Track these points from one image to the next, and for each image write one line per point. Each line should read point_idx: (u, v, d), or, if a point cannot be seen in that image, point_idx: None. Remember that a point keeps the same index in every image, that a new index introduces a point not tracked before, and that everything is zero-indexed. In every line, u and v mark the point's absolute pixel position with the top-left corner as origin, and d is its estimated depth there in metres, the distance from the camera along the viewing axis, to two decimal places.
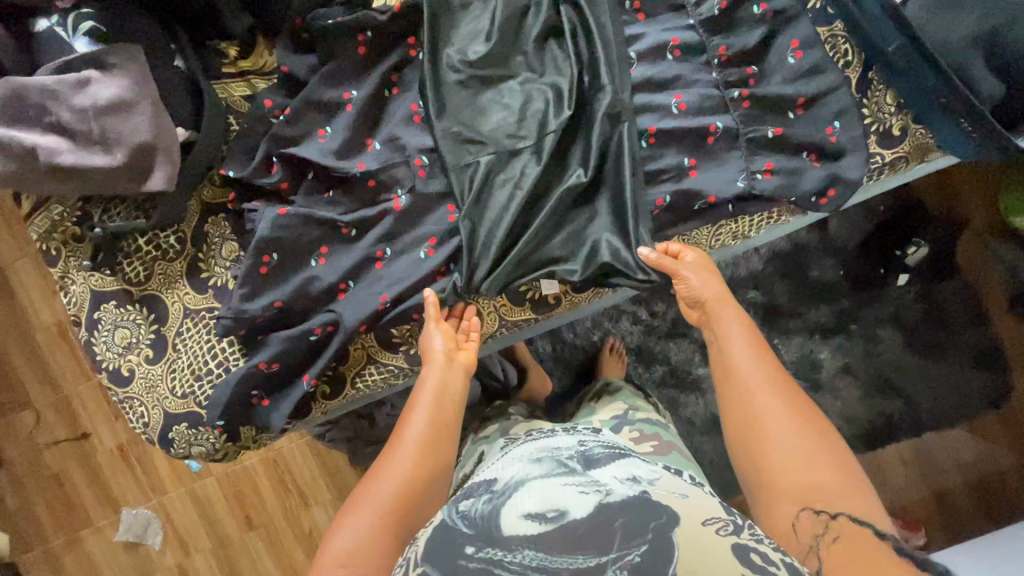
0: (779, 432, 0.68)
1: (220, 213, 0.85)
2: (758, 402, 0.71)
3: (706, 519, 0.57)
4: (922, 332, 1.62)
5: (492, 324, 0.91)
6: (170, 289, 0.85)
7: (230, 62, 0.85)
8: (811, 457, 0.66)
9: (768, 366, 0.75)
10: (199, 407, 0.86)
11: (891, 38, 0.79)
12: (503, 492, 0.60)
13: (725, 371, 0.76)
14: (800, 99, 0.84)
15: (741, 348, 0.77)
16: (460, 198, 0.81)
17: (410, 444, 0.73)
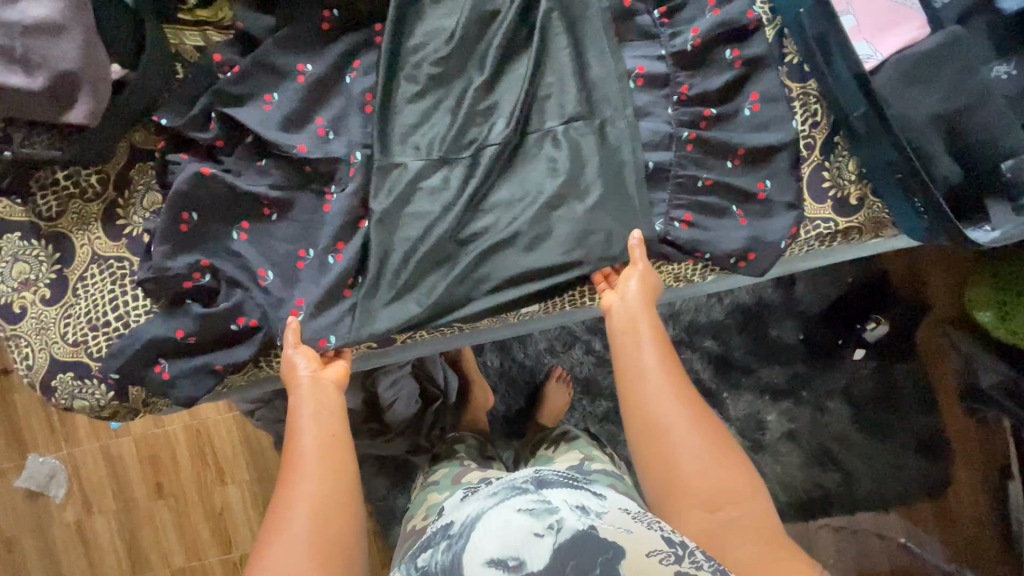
0: (683, 438, 0.69)
1: (149, 160, 0.81)
2: (660, 411, 0.71)
3: (650, 550, 0.62)
4: (869, 411, 1.61)
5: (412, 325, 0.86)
6: (80, 230, 0.81)
7: (186, 9, 0.80)
8: (710, 461, 0.68)
9: (671, 367, 0.74)
10: (89, 358, 0.81)
11: (858, 104, 0.77)
12: (461, 535, 0.64)
13: (636, 373, 0.73)
14: (740, 151, 0.82)
15: (649, 350, 0.74)
16: (400, 190, 0.78)
17: (309, 470, 0.69)
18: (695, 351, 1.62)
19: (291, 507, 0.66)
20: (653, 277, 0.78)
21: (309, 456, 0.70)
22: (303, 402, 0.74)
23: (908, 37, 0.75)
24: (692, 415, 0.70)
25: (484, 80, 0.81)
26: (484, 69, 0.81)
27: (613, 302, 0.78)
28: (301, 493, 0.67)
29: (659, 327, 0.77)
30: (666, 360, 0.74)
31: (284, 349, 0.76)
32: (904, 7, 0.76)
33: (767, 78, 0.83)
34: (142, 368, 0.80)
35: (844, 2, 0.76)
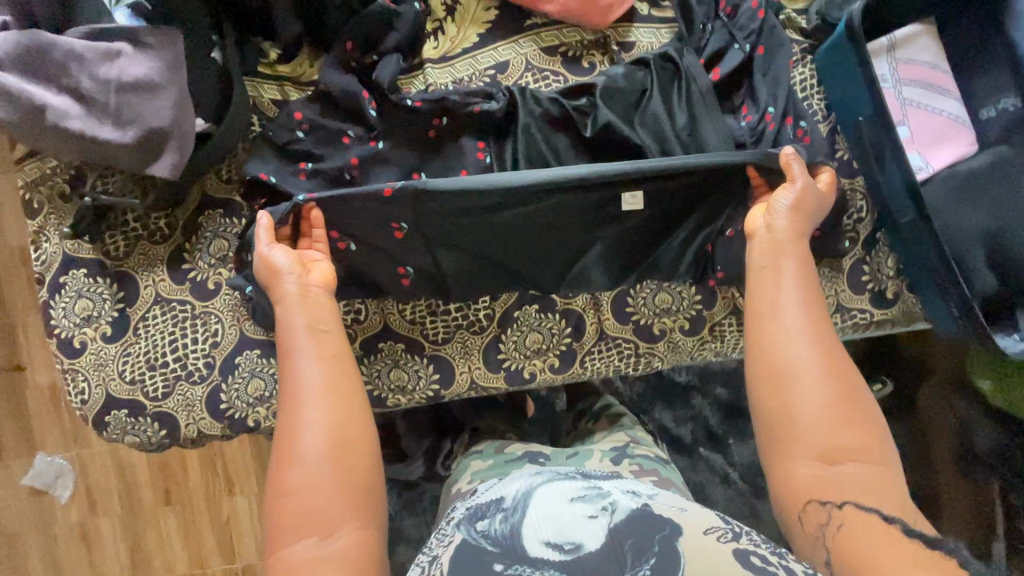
0: (816, 387, 0.65)
1: (219, 208, 0.83)
2: (791, 353, 0.67)
3: (707, 528, 0.58)
4: (940, 500, 1.34)
5: (462, 385, 0.87)
6: (146, 271, 0.82)
7: (268, 63, 0.82)
8: (830, 407, 0.64)
9: (810, 315, 0.70)
10: (145, 397, 0.83)
11: (906, 212, 0.81)
12: (516, 507, 0.59)
13: (769, 310, 0.71)
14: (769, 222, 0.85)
15: (782, 289, 0.72)
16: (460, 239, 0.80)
17: (318, 388, 0.67)
18: (705, 396, 1.66)
19: (300, 436, 0.64)
20: (782, 198, 0.76)
21: (313, 383, 0.68)
22: (314, 308, 0.73)
23: (958, 153, 0.80)
24: (818, 350, 0.67)
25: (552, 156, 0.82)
26: (552, 143, 0.82)
27: (760, 232, 0.76)
28: (309, 419, 0.65)
29: (804, 266, 0.74)
30: (807, 296, 0.71)
31: (258, 249, 0.75)
32: (957, 123, 0.81)
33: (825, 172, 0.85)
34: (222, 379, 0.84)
35: (901, 114, 0.80)
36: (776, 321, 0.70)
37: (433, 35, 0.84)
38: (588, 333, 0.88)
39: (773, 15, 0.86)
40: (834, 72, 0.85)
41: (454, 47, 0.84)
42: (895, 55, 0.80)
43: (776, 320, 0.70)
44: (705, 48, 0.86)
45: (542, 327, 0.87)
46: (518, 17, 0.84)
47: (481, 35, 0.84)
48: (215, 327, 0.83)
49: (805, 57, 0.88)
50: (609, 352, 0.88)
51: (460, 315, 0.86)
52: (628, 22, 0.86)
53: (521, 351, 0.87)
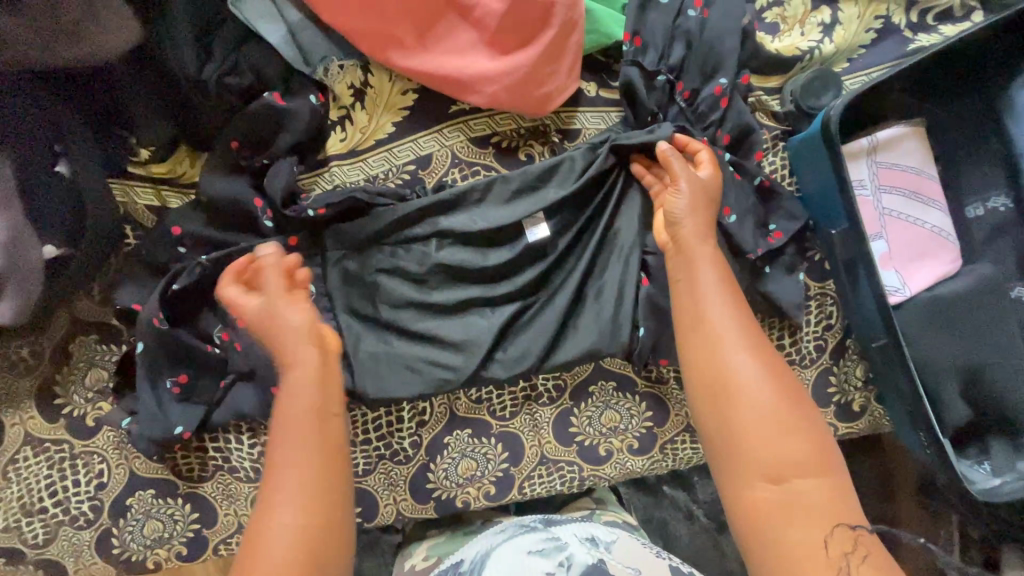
0: (758, 396, 0.55)
1: (92, 334, 0.71)
2: (730, 357, 0.57)
3: None
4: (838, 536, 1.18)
5: (388, 516, 0.78)
6: (11, 408, 0.71)
7: (138, 162, 0.68)
8: (773, 416, 0.54)
9: (740, 313, 0.60)
10: (22, 545, 0.73)
11: (877, 335, 0.72)
12: (472, 571, 0.63)
13: (693, 319, 0.60)
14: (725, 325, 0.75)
15: (704, 276, 0.61)
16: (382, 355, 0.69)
17: (295, 414, 0.56)
18: None
19: (276, 485, 0.52)
20: (681, 194, 0.65)
21: (304, 426, 0.55)
22: (303, 314, 0.61)
23: (937, 273, 0.71)
24: (758, 358, 0.57)
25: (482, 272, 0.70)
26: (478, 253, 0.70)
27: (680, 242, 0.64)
28: (289, 456, 0.53)
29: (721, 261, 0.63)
30: (731, 295, 0.61)
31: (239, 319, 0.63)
32: (938, 237, 0.71)
33: (793, 282, 0.74)
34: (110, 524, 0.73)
35: (878, 225, 0.70)
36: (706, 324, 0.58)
37: (339, 124, 0.70)
38: (526, 457, 0.79)
39: (741, 99, 0.71)
40: (807, 169, 0.73)
41: (366, 139, 0.70)
42: (876, 157, 0.69)
43: (707, 324, 0.59)
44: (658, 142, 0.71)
45: (477, 453, 0.78)
46: (441, 102, 0.71)
47: (397, 123, 0.71)
48: (99, 466, 0.73)
49: (777, 145, 0.76)
50: (551, 477, 0.80)
51: (384, 445, 0.77)
52: (572, 106, 0.73)
53: (451, 480, 0.78)
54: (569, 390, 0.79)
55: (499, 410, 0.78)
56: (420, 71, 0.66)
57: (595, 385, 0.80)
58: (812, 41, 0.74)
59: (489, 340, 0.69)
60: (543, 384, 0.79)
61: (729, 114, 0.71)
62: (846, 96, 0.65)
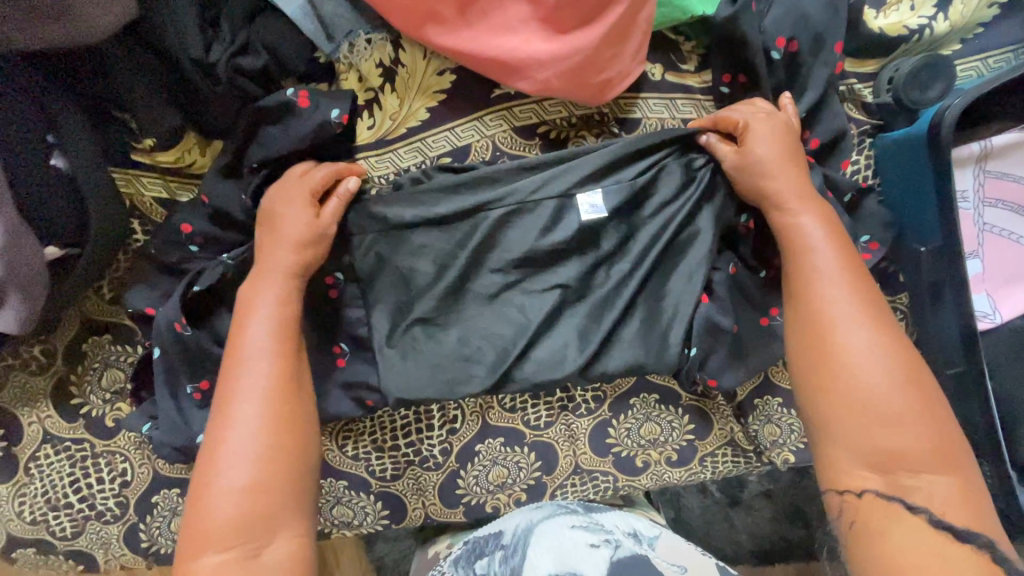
0: (887, 406, 0.49)
1: (106, 334, 0.66)
2: (857, 360, 0.51)
3: None
4: None
5: (416, 518, 0.76)
6: (27, 407, 0.68)
7: (142, 149, 0.60)
8: (883, 394, 0.49)
9: (855, 281, 0.54)
10: (51, 536, 0.73)
11: (954, 363, 0.65)
12: (513, 548, 0.59)
13: (801, 279, 0.55)
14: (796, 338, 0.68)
15: (831, 266, 0.54)
16: (411, 341, 0.60)
17: (255, 375, 0.52)
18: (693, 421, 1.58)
19: (237, 414, 0.51)
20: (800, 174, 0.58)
21: (263, 357, 0.53)
22: (284, 256, 0.56)
23: None
24: (880, 337, 0.52)
25: (520, 266, 0.61)
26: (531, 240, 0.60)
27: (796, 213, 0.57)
28: (246, 387, 0.52)
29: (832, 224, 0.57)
30: (847, 261, 0.55)
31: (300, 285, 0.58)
32: None
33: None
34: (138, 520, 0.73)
35: (976, 242, 0.62)
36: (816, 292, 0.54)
37: (366, 109, 0.61)
38: (560, 466, 0.76)
39: (830, 91, 0.62)
40: (899, 173, 0.64)
41: (397, 127, 0.62)
42: (985, 166, 0.61)
43: (819, 291, 0.54)
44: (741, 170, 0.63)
45: (508, 461, 0.75)
46: (484, 85, 0.62)
47: (432, 109, 0.62)
48: (122, 465, 0.71)
49: (864, 141, 0.66)
50: (585, 485, 0.77)
51: (412, 451, 0.73)
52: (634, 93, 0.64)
53: (482, 485, 0.75)
54: (609, 401, 0.75)
55: (535, 419, 0.74)
56: (466, 50, 0.56)
57: (637, 397, 0.75)
58: (922, 17, 0.63)
59: (524, 338, 0.60)
60: (582, 394, 0.74)
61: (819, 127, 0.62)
62: (968, 94, 0.57)
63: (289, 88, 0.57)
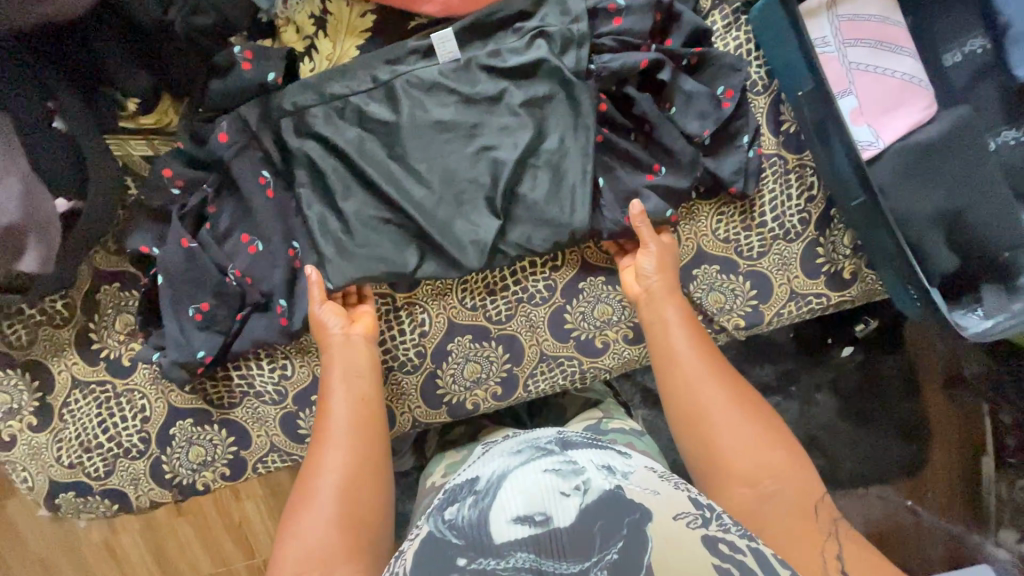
0: (744, 445, 0.63)
1: (115, 281, 0.78)
2: (704, 391, 0.66)
3: (677, 512, 0.53)
4: (862, 422, 1.22)
5: (405, 424, 0.84)
6: (55, 358, 0.79)
7: (128, 116, 0.73)
8: (744, 435, 0.64)
9: (701, 347, 0.70)
10: (88, 478, 0.82)
11: (853, 193, 0.71)
12: (487, 492, 0.55)
13: (665, 359, 0.70)
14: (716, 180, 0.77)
15: (681, 339, 0.70)
16: (381, 230, 0.74)
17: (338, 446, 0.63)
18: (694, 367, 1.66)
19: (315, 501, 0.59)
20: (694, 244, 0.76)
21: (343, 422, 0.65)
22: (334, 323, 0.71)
23: (911, 121, 0.70)
24: (735, 403, 0.66)
25: (460, 156, 0.73)
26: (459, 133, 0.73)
27: (639, 293, 0.75)
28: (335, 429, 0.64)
29: (687, 316, 0.72)
30: (697, 340, 0.71)
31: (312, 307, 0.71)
32: (913, 84, 0.71)
33: (737, 151, 0.77)
34: (162, 451, 0.82)
35: (846, 81, 0.70)
36: (670, 354, 0.70)
37: (306, 55, 0.73)
38: (527, 356, 0.83)
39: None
40: (768, 33, 0.73)
41: (334, 66, 0.73)
42: (836, 12, 0.70)
43: (671, 349, 0.70)
44: (605, 68, 0.73)
45: (480, 356, 0.83)
46: (401, 20, 0.74)
47: (361, 47, 0.74)
48: (141, 402, 0.81)
49: (739, 18, 0.77)
50: (554, 372, 0.84)
51: (392, 357, 0.82)
52: None
53: (457, 382, 0.83)
54: (560, 288, 0.83)
55: (495, 314, 0.82)
56: None
57: (585, 282, 0.83)
58: None
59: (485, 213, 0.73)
60: (534, 286, 0.82)
61: (679, 29, 0.75)
62: None
63: (236, 48, 0.69)
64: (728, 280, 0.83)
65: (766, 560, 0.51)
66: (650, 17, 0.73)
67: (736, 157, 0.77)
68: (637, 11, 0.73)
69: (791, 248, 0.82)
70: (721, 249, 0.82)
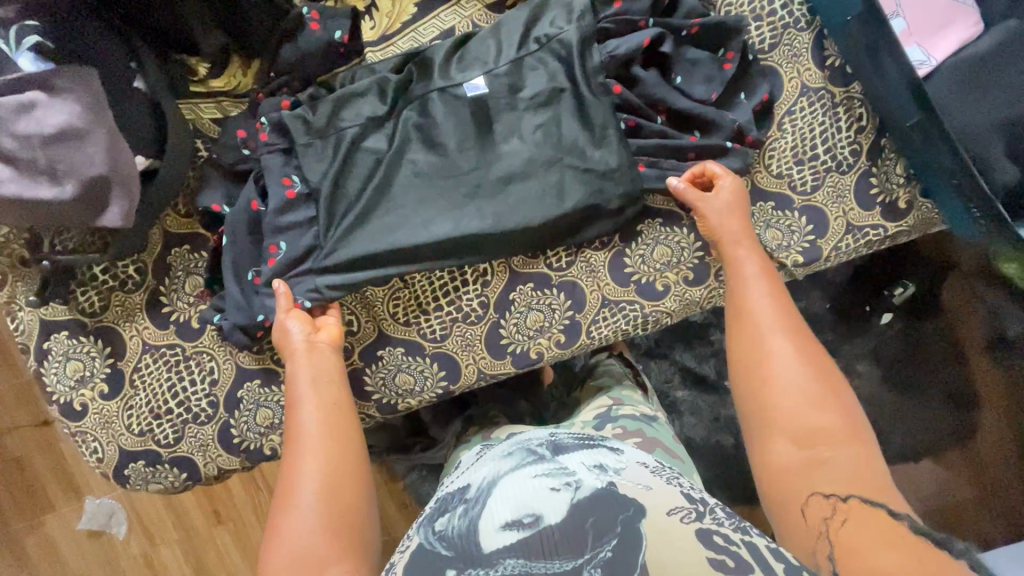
0: (799, 401, 0.62)
1: (185, 245, 0.80)
2: (776, 347, 0.66)
3: (671, 508, 0.51)
4: (917, 377, 1.20)
5: (470, 378, 0.84)
6: (127, 323, 0.80)
7: (198, 80, 0.77)
8: (813, 405, 0.62)
9: (782, 306, 0.70)
10: (157, 446, 0.82)
11: (909, 112, 0.72)
12: (477, 499, 0.53)
13: (739, 310, 0.71)
14: (741, 129, 0.79)
15: (760, 293, 0.71)
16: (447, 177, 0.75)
17: (311, 457, 0.62)
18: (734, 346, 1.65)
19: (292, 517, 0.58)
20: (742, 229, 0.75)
21: (314, 429, 0.65)
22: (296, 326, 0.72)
23: (961, 39, 0.72)
24: (806, 366, 0.64)
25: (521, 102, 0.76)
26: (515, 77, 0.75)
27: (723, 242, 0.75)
28: (307, 440, 0.64)
29: (768, 271, 0.73)
30: (774, 293, 0.71)
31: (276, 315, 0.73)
32: (959, 3, 0.72)
33: (741, 106, 0.80)
34: (230, 415, 0.82)
35: (894, 4, 0.72)
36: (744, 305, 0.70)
37: (366, 14, 0.78)
38: (588, 302, 0.84)
39: None
40: None
41: (392, 23, 0.77)
42: None
43: (748, 299, 0.71)
44: (613, 53, 0.75)
45: (542, 304, 0.83)
46: None
47: (420, 5, 0.77)
48: (210, 365, 0.81)
49: None
50: (616, 318, 0.84)
51: (455, 308, 0.82)
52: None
53: (520, 331, 0.83)
54: (618, 233, 0.83)
55: (556, 262, 0.83)
56: None
57: (642, 225, 0.83)
58: None
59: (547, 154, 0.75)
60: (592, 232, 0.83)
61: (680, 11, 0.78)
62: None
63: (303, 9, 0.72)
64: (785, 216, 0.84)
65: (764, 557, 0.48)
66: None
67: (746, 108, 0.80)
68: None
69: (843, 181, 0.83)
70: (776, 185, 0.83)
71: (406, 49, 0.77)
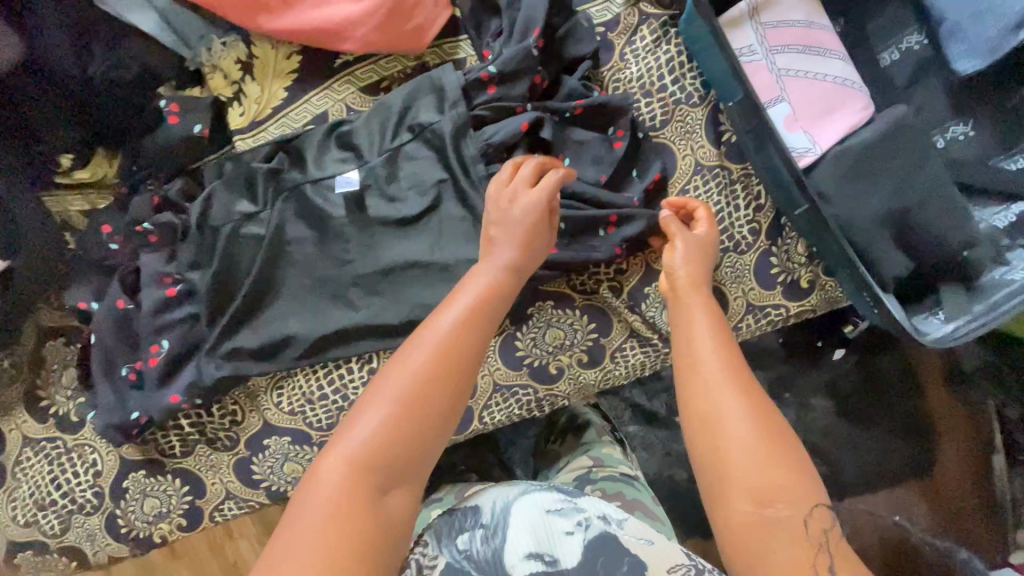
0: (746, 462, 0.51)
1: (58, 338, 0.81)
2: (722, 400, 0.54)
3: (672, 566, 0.58)
4: None
5: None
6: (5, 417, 0.79)
7: (64, 172, 0.73)
8: (761, 468, 0.50)
9: (728, 347, 0.58)
10: (44, 536, 0.81)
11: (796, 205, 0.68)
12: (496, 527, 0.60)
13: (683, 359, 0.58)
14: (611, 216, 0.74)
15: (706, 337, 0.58)
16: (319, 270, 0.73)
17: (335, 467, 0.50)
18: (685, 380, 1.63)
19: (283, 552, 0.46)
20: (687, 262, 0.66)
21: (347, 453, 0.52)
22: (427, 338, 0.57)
23: (847, 124, 0.68)
24: (757, 419, 0.53)
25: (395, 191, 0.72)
26: (387, 165, 0.71)
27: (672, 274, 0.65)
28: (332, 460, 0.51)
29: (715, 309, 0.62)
30: (721, 335, 0.59)
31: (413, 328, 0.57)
32: (845, 86, 0.69)
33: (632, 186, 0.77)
34: (117, 505, 0.81)
35: (776, 89, 0.68)
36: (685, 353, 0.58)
37: (234, 100, 0.73)
38: (480, 387, 0.81)
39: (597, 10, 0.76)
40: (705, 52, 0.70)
41: (261, 110, 0.73)
42: (760, 20, 0.68)
43: (689, 342, 0.59)
44: (489, 142, 0.70)
45: None
46: (327, 58, 0.74)
47: (289, 88, 0.73)
48: (92, 457, 0.80)
49: (668, 31, 0.75)
50: (509, 402, 0.82)
51: (340, 398, 0.79)
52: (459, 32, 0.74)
53: None
54: (509, 317, 0.81)
55: None
56: (294, 29, 0.68)
57: (534, 307, 0.81)
58: None
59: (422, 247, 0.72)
60: None
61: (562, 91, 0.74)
62: None
63: (162, 103, 0.70)
64: None
65: None
66: (527, 81, 0.71)
67: (636, 189, 0.76)
68: (511, 79, 0.70)
69: (743, 260, 0.80)
70: None
71: (274, 135, 0.73)
